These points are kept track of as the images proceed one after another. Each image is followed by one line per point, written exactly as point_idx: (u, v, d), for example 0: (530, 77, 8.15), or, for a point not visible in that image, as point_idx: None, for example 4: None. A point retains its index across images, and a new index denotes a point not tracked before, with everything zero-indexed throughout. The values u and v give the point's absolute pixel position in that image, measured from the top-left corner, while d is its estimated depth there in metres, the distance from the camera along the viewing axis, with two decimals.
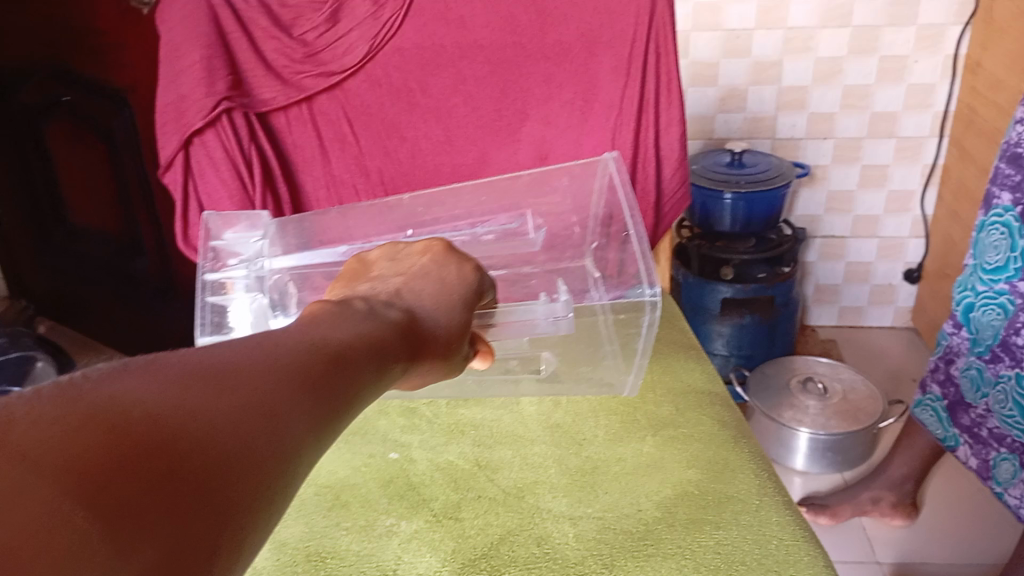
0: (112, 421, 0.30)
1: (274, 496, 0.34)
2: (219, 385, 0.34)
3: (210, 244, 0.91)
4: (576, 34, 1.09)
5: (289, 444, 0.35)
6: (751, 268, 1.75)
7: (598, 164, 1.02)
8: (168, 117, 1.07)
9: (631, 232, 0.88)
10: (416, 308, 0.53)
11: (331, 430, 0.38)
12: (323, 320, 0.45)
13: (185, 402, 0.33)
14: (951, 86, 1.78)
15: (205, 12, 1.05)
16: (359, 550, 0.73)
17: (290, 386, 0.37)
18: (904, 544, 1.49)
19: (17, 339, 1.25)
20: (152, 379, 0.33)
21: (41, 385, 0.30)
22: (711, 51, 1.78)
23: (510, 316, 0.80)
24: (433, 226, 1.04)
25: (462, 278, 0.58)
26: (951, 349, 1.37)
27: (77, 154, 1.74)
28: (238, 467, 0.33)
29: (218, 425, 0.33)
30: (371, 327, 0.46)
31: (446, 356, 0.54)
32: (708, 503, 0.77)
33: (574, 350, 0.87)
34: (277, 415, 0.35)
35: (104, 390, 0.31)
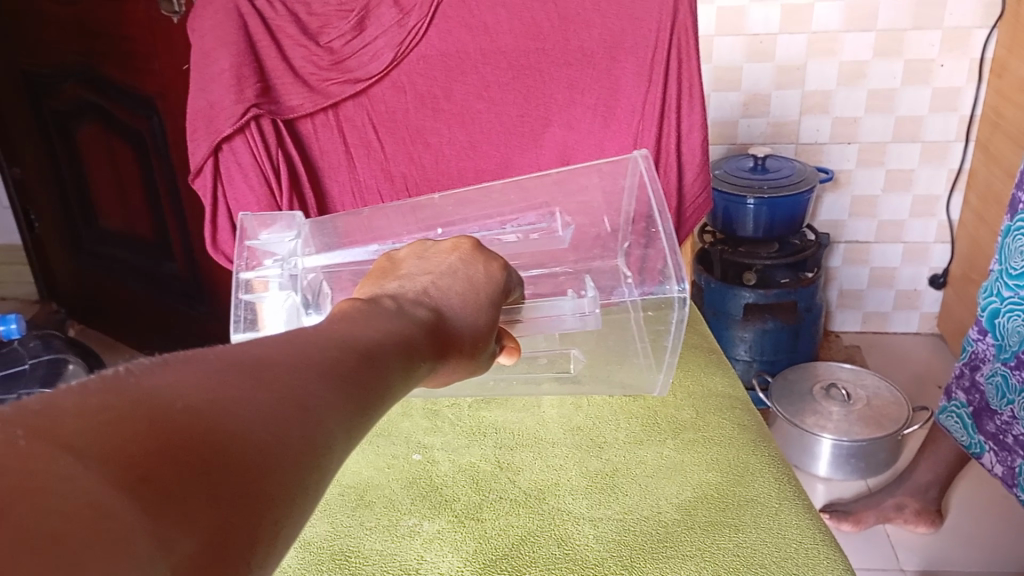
0: (153, 413, 0.31)
1: (310, 486, 0.35)
2: (254, 381, 0.35)
3: (245, 243, 0.94)
4: (599, 40, 1.10)
5: (324, 437, 0.36)
6: (775, 272, 1.77)
7: (627, 164, 1.02)
8: (199, 124, 1.09)
9: (657, 225, 0.88)
10: (443, 305, 0.54)
11: (363, 423, 0.39)
12: (353, 319, 0.46)
13: (222, 396, 0.34)
14: (977, 89, 1.77)
15: (235, 21, 1.07)
16: (382, 549, 0.75)
17: (321, 380, 0.38)
18: (928, 551, 1.48)
19: (48, 343, 1.24)
20: (189, 376, 0.34)
21: (85, 383, 0.31)
22: (734, 55, 1.78)
23: (536, 312, 0.79)
24: (462, 225, 1.04)
25: (488, 276, 0.59)
26: (977, 355, 1.36)
27: (105, 159, 1.77)
28: (275, 456, 0.34)
29: (255, 418, 0.34)
30: (401, 326, 0.47)
31: (472, 354, 0.55)
32: (727, 506, 0.78)
33: (605, 345, 0.88)
34: (311, 407, 0.36)
35: (144, 384, 0.32)
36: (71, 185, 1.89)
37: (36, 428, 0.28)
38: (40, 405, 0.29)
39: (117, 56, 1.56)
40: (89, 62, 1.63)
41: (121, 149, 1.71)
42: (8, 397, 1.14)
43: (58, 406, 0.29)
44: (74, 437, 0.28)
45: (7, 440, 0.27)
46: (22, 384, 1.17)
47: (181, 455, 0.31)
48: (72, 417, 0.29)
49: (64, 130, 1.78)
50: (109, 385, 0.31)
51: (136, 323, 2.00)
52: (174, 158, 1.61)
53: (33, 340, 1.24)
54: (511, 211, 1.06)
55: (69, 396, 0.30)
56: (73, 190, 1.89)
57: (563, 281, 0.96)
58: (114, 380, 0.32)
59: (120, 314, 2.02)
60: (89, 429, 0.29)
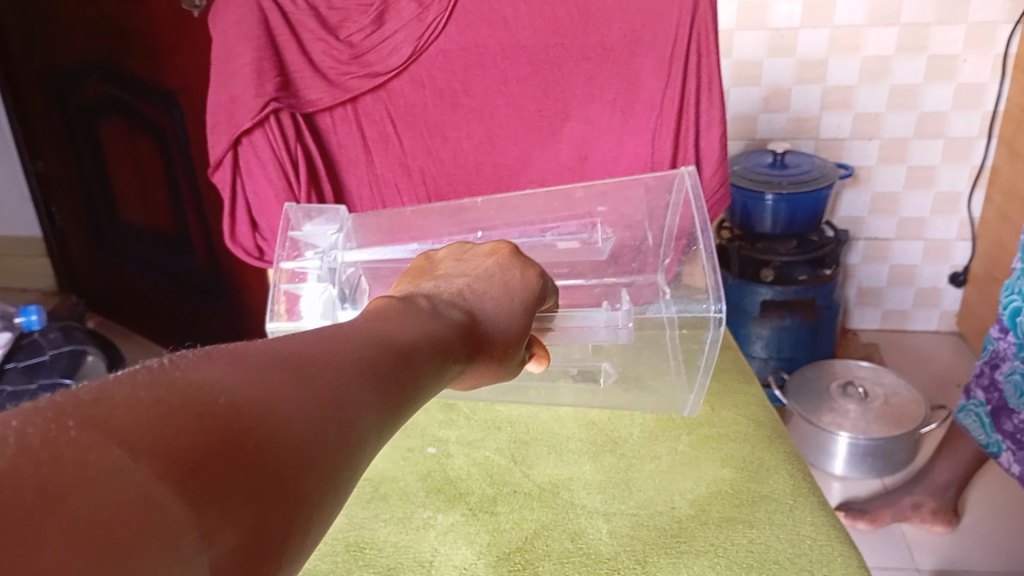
0: (200, 408, 0.31)
1: (343, 485, 0.35)
2: (294, 380, 0.36)
3: (289, 233, 0.97)
4: (618, 35, 1.10)
5: (358, 437, 0.36)
6: (794, 269, 1.73)
7: (677, 177, 1.00)
8: (219, 117, 1.10)
9: (699, 240, 0.87)
10: (479, 310, 0.54)
11: (393, 424, 0.40)
12: (390, 317, 0.47)
13: (264, 393, 0.34)
14: (1000, 86, 1.75)
15: (255, 15, 1.08)
16: (396, 541, 0.75)
17: (357, 381, 0.38)
18: (945, 550, 1.47)
19: (68, 333, 1.25)
20: (232, 371, 0.34)
21: (135, 375, 0.31)
22: (755, 50, 1.77)
23: (570, 322, 0.82)
24: (503, 230, 1.05)
25: (524, 282, 0.60)
26: (998, 354, 1.35)
27: (127, 152, 1.78)
28: (312, 455, 0.34)
29: (295, 416, 0.34)
30: (434, 327, 0.48)
31: (503, 360, 0.55)
32: (741, 502, 0.78)
33: (639, 358, 0.90)
34: (346, 408, 0.36)
35: (191, 379, 0.32)
36: (93, 177, 1.90)
37: (89, 419, 0.28)
38: (92, 396, 0.29)
39: (140, 50, 1.57)
40: (112, 56, 1.64)
41: (143, 142, 1.72)
42: (28, 385, 1.14)
43: (110, 397, 0.29)
44: (126, 431, 0.28)
45: (62, 429, 0.27)
46: (44, 373, 1.17)
47: (226, 451, 0.31)
48: (124, 409, 0.29)
49: (86, 123, 1.80)
50: (157, 378, 0.32)
51: (155, 314, 2.02)
52: (194, 152, 1.63)
53: (54, 330, 1.26)
54: (528, 206, 1.06)
55: (120, 388, 0.30)
56: (95, 182, 1.91)
57: (598, 292, 0.97)
58: (162, 374, 0.32)
59: (140, 305, 2.05)
60: (140, 422, 0.29)
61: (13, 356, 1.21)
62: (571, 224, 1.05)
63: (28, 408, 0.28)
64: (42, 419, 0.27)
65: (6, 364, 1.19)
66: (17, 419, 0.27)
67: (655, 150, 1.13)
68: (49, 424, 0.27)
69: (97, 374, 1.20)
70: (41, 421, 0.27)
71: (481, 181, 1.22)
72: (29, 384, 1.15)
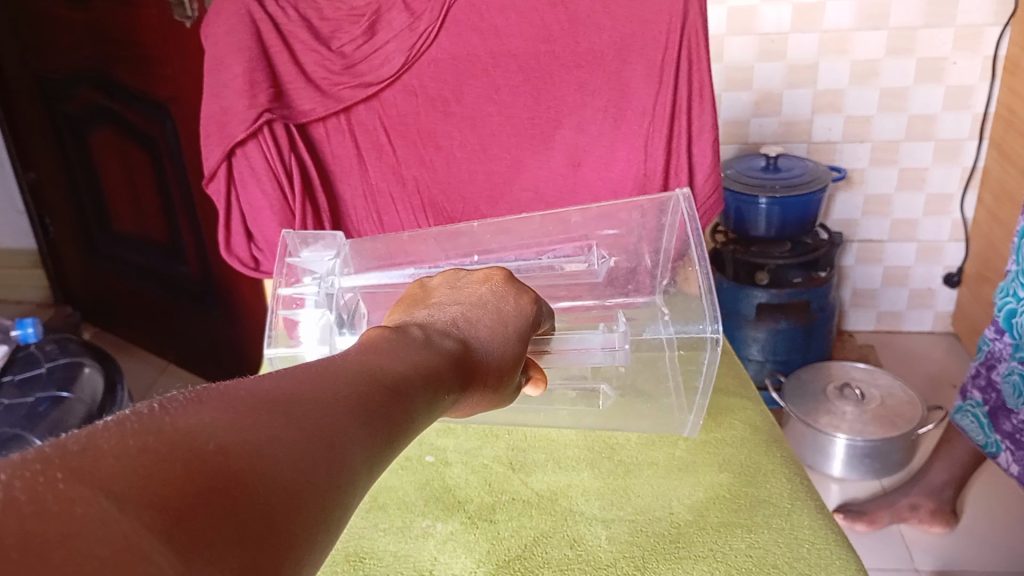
0: (187, 454, 0.32)
1: (335, 523, 0.35)
2: (283, 420, 0.36)
3: (285, 259, 0.97)
4: (609, 42, 1.10)
5: (348, 474, 0.37)
6: (788, 272, 1.75)
7: (671, 201, 1.01)
8: (212, 129, 1.10)
9: (695, 253, 0.90)
10: (472, 339, 0.54)
11: (386, 458, 0.40)
12: (382, 349, 0.47)
13: (252, 436, 0.34)
14: (990, 87, 1.76)
15: (247, 27, 1.08)
16: (396, 550, 0.75)
17: (348, 417, 0.39)
18: (943, 551, 1.48)
19: (64, 346, 1.25)
20: (221, 413, 0.35)
21: (124, 424, 0.32)
22: (745, 55, 1.77)
23: (567, 345, 0.84)
24: (500, 254, 1.05)
25: (519, 309, 0.59)
26: (992, 354, 1.35)
27: (118, 163, 1.78)
28: (302, 496, 0.34)
29: (284, 458, 0.34)
30: (426, 357, 0.48)
31: (496, 387, 0.55)
32: (740, 506, 0.78)
33: (636, 381, 0.92)
34: (336, 445, 0.37)
35: (179, 424, 0.33)
36: (86, 189, 1.90)
37: (76, 471, 0.28)
38: (80, 446, 0.30)
39: (132, 62, 1.57)
40: (103, 68, 1.64)
41: (136, 154, 1.72)
42: (24, 399, 1.14)
43: (97, 447, 0.30)
44: (112, 483, 0.29)
45: (47, 483, 0.28)
46: (40, 386, 1.16)
47: (213, 497, 0.31)
48: (111, 459, 0.30)
49: (79, 135, 1.80)
50: (146, 424, 0.32)
51: (150, 325, 2.02)
52: (187, 163, 1.62)
53: (50, 343, 1.26)
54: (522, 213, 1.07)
55: (107, 437, 0.31)
56: (88, 194, 1.91)
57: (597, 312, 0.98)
58: (151, 421, 0.32)
59: (134, 317, 2.04)
60: (126, 472, 0.29)
61: (9, 369, 1.21)
62: (567, 248, 1.05)
63: (16, 460, 0.28)
64: (28, 473, 0.28)
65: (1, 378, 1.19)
66: (4, 473, 0.27)
67: (647, 156, 1.13)
68: (36, 477, 0.28)
69: (92, 387, 1.20)
70: (28, 474, 0.28)
71: (474, 190, 1.22)
72: (25, 397, 1.14)
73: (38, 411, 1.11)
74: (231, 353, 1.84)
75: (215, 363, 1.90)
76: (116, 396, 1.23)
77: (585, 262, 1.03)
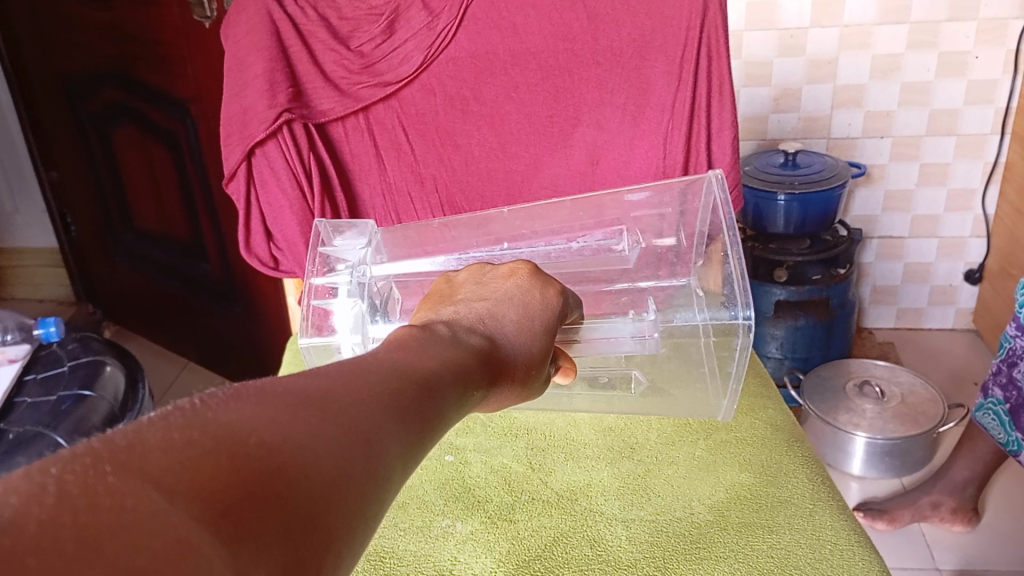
0: (230, 446, 0.32)
1: (371, 518, 0.35)
2: (321, 415, 0.36)
3: (319, 250, 0.98)
4: (628, 39, 1.10)
5: (382, 470, 0.37)
6: (807, 268, 1.72)
7: (697, 184, 1.00)
8: (232, 129, 1.10)
9: (727, 245, 0.85)
10: (498, 335, 0.54)
11: (418, 453, 0.40)
12: (410, 346, 0.47)
13: (294, 430, 0.34)
14: (1013, 81, 1.74)
15: (267, 27, 1.09)
16: (415, 550, 0.75)
17: (382, 413, 0.39)
18: (965, 550, 1.47)
19: (86, 344, 1.26)
20: (262, 408, 0.35)
21: (170, 417, 0.32)
22: (765, 50, 1.76)
23: (593, 333, 0.81)
24: (529, 240, 1.05)
25: (545, 302, 0.59)
26: (1015, 351, 1.34)
27: (138, 162, 1.80)
28: (340, 490, 0.34)
29: (322, 453, 0.35)
30: (454, 354, 0.48)
31: (524, 383, 0.55)
32: (760, 507, 0.78)
33: (668, 368, 0.87)
34: (372, 440, 0.37)
35: (224, 418, 0.33)
36: (108, 188, 1.92)
37: (126, 466, 0.29)
38: (127, 441, 0.30)
39: (152, 61, 1.58)
40: (123, 68, 1.65)
41: (156, 152, 1.73)
42: (47, 397, 1.14)
43: (145, 441, 0.31)
44: (162, 477, 0.29)
45: (98, 476, 0.28)
46: (63, 384, 1.17)
47: (259, 490, 0.31)
48: (158, 452, 0.30)
49: (100, 135, 1.82)
50: (190, 418, 0.33)
51: (172, 322, 2.04)
52: (207, 162, 1.63)
53: (72, 341, 1.27)
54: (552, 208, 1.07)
55: (154, 430, 0.31)
56: (109, 192, 1.93)
57: (624, 298, 0.96)
58: (194, 415, 0.33)
59: (157, 314, 2.06)
60: (174, 465, 0.30)
61: (33, 367, 1.22)
62: (597, 232, 1.05)
63: (66, 455, 0.29)
64: (80, 467, 0.28)
65: (24, 376, 1.20)
66: (56, 467, 0.28)
67: (666, 155, 1.12)
68: (87, 471, 0.28)
69: (115, 385, 1.20)
70: (79, 468, 0.28)
71: (493, 189, 1.21)
72: (48, 395, 1.15)
73: (61, 408, 1.12)
74: (251, 350, 1.86)
75: (236, 359, 1.92)
76: (139, 393, 1.23)
77: (617, 248, 1.02)
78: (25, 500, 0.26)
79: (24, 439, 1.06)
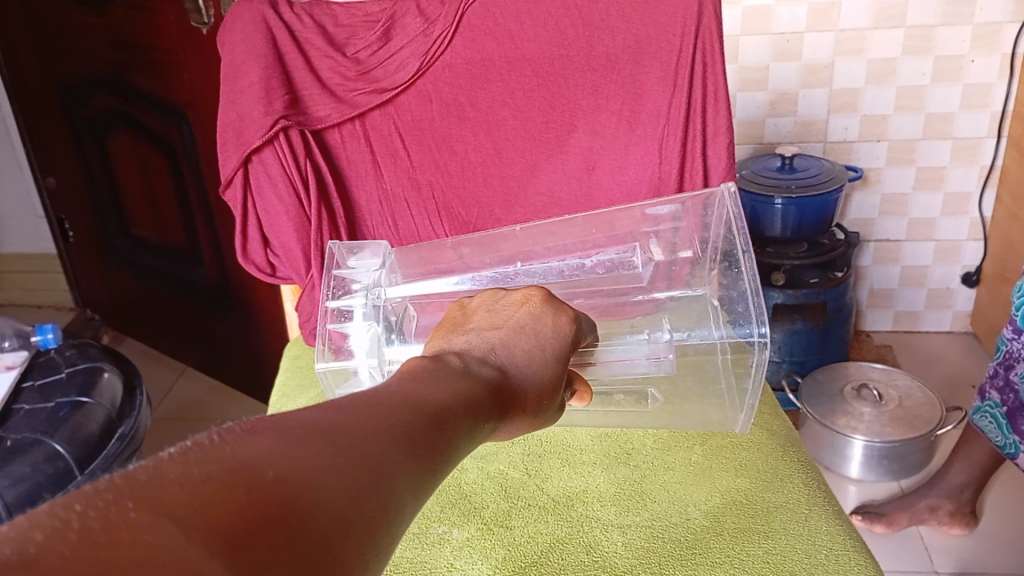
0: (246, 483, 0.34)
1: (382, 550, 0.36)
2: (333, 448, 0.38)
3: (333, 272, 0.99)
4: (623, 45, 1.10)
5: (393, 502, 0.38)
6: (804, 272, 1.73)
7: (716, 196, 1.00)
8: (229, 136, 1.11)
9: (743, 262, 0.86)
10: (508, 365, 0.54)
11: (429, 484, 0.41)
12: (422, 377, 0.47)
13: (306, 464, 0.36)
14: (1009, 86, 1.75)
15: (263, 34, 1.09)
16: (413, 557, 0.76)
17: (394, 447, 0.40)
18: (963, 553, 1.47)
19: (84, 351, 1.26)
20: (276, 443, 0.37)
21: (189, 451, 0.35)
22: (760, 55, 1.77)
23: (609, 354, 0.82)
24: (542, 262, 1.04)
25: (556, 330, 0.59)
26: (1011, 354, 1.34)
27: (136, 167, 1.80)
28: (352, 522, 0.36)
29: (334, 488, 0.36)
30: (466, 386, 0.48)
31: (535, 413, 0.55)
32: (756, 512, 0.78)
33: (682, 386, 0.86)
34: (384, 473, 0.38)
35: (239, 454, 0.35)
36: (105, 194, 1.92)
37: (146, 501, 0.31)
38: (147, 476, 0.33)
39: (149, 68, 1.59)
40: (121, 75, 1.66)
41: (153, 158, 1.74)
42: (45, 404, 1.14)
43: (163, 477, 0.33)
44: (179, 511, 0.31)
45: (119, 511, 0.30)
46: (61, 391, 1.17)
47: (271, 523, 0.33)
48: (176, 488, 0.32)
49: (97, 142, 1.82)
50: (207, 454, 0.35)
51: (170, 327, 2.04)
52: (204, 168, 1.64)
53: (70, 349, 1.27)
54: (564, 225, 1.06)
55: (174, 466, 0.33)
56: (106, 200, 1.93)
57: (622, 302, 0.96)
58: (212, 451, 0.35)
59: (154, 320, 2.06)
60: (190, 500, 0.32)
61: (30, 374, 1.22)
62: (611, 250, 1.04)
63: (89, 490, 0.31)
64: (102, 502, 0.30)
65: (22, 383, 1.20)
66: (80, 503, 0.30)
67: (662, 160, 1.12)
68: (109, 506, 0.30)
69: (112, 392, 1.19)
70: (101, 503, 0.31)
71: (489, 195, 1.21)
72: (46, 401, 1.15)
73: (59, 415, 1.12)
74: (248, 355, 1.86)
75: (233, 365, 1.92)
76: (137, 401, 1.23)
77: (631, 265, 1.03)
78: (48, 536, 0.28)
79: (21, 446, 1.06)
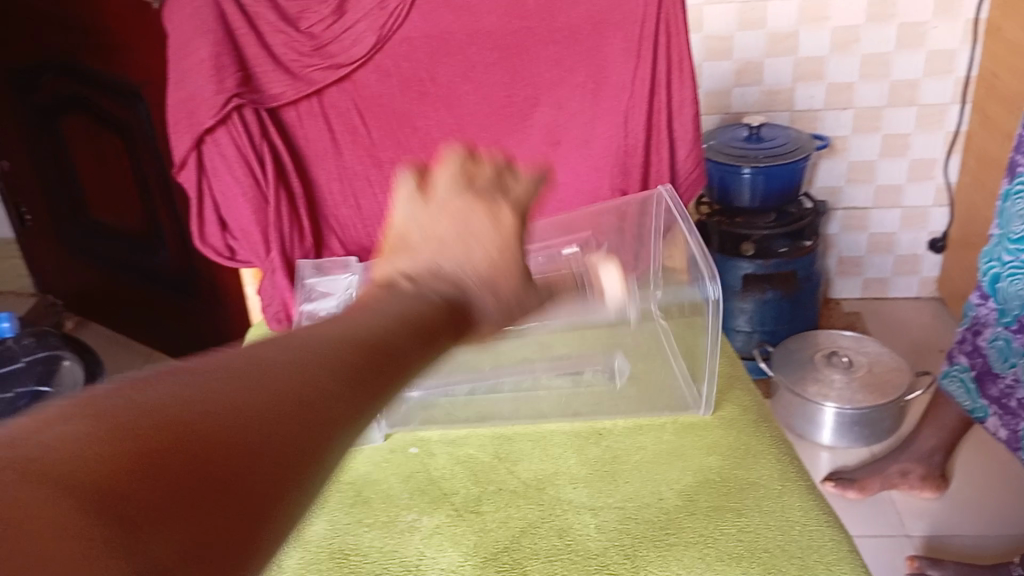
0: (154, 429, 0.33)
1: (306, 480, 0.37)
2: (251, 393, 0.37)
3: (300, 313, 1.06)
4: (586, 15, 1.08)
5: (317, 433, 0.38)
6: (773, 242, 1.72)
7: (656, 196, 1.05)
8: (180, 117, 1.06)
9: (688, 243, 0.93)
10: (459, 280, 0.58)
11: (363, 419, 0.42)
12: (370, 305, 0.52)
13: (217, 408, 0.36)
14: (973, 51, 1.75)
15: (211, 12, 1.04)
16: (381, 546, 0.74)
17: (317, 378, 0.40)
18: (934, 517, 1.48)
19: (42, 339, 1.22)
20: (186, 388, 0.36)
21: (88, 399, 0.33)
22: (725, 24, 1.75)
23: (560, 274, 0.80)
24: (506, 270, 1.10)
25: (491, 221, 0.60)
26: (979, 319, 1.35)
27: (91, 149, 1.75)
28: (271, 456, 0.36)
29: (252, 427, 0.36)
30: (413, 305, 0.53)
31: (496, 321, 0.60)
32: (729, 490, 0.77)
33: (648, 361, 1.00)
34: (308, 403, 0.39)
35: (147, 401, 0.34)
36: (58, 181, 1.86)
37: (35, 451, 0.29)
38: (37, 427, 0.31)
39: (99, 47, 1.54)
40: (70, 56, 1.60)
41: (108, 140, 1.69)
42: (3, 394, 1.10)
43: (60, 425, 0.31)
44: (73, 461, 0.30)
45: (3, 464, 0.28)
46: (18, 381, 1.13)
47: (185, 468, 0.32)
48: (75, 435, 0.31)
49: (49, 125, 1.77)
50: (112, 402, 0.33)
51: (132, 315, 1.99)
52: (161, 149, 1.59)
53: (28, 337, 1.22)
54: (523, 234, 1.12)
55: (72, 414, 0.32)
56: (60, 185, 1.87)
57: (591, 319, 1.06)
58: (113, 398, 0.34)
59: (115, 306, 2.01)
60: (92, 446, 0.31)
61: None
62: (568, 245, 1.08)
63: None
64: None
65: None
66: None
67: (627, 135, 1.10)
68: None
69: (73, 380, 1.17)
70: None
71: None
72: (5, 392, 1.10)
73: (18, 404, 1.08)
74: (212, 342, 1.81)
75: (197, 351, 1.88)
76: (97, 388, 1.19)
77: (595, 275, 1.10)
78: None
79: None
